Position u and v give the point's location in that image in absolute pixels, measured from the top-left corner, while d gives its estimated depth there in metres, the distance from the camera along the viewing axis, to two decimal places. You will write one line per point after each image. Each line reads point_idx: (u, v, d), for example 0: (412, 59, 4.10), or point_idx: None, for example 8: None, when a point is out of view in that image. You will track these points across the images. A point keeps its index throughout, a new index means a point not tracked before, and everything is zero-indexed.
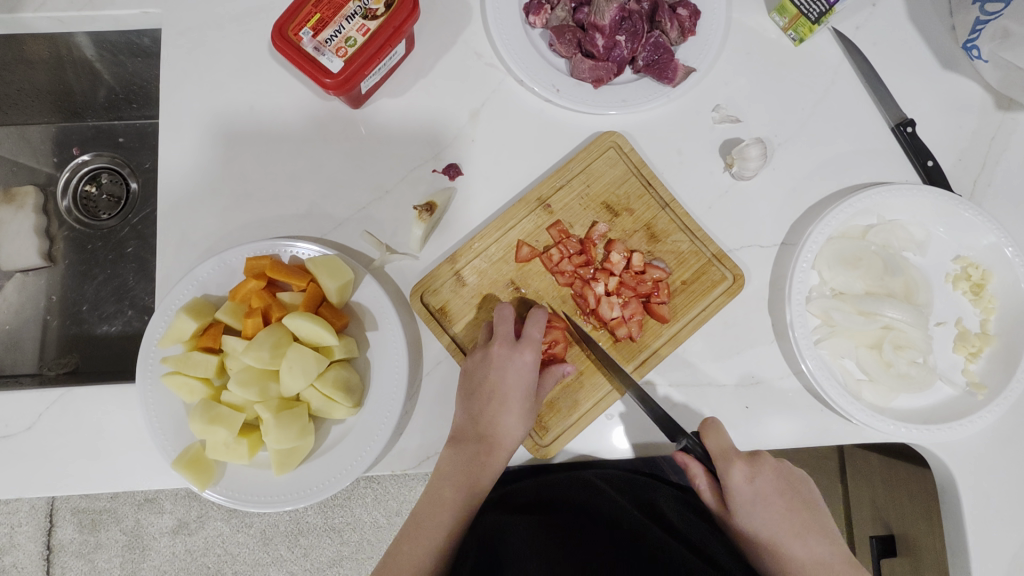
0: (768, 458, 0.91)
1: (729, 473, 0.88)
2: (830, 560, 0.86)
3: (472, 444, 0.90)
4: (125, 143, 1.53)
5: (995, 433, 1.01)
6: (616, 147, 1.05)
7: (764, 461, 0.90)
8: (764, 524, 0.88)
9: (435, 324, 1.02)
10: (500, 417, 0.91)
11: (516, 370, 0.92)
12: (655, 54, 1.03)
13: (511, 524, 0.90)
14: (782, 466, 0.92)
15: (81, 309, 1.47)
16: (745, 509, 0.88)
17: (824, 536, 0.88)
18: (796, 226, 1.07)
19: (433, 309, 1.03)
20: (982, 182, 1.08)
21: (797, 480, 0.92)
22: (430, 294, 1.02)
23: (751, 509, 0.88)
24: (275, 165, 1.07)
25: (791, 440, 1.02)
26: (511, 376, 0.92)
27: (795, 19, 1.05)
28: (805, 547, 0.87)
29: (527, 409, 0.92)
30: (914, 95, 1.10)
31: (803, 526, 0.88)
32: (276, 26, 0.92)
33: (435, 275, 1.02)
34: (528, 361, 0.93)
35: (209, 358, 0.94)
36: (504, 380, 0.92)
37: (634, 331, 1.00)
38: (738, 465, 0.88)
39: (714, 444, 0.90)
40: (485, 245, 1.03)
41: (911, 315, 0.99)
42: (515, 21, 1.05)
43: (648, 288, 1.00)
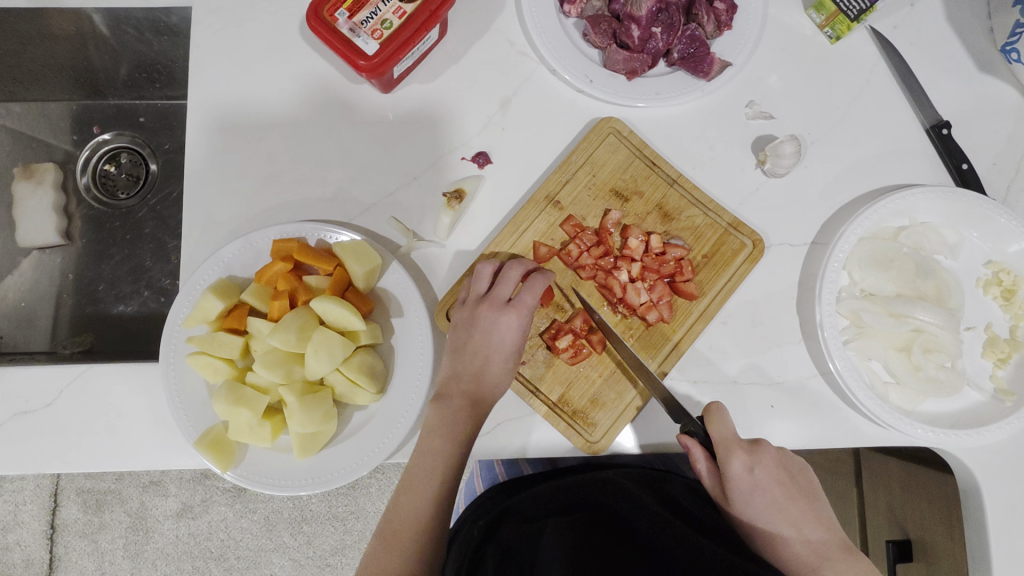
0: (769, 447, 0.85)
1: (727, 461, 0.82)
2: (826, 548, 0.83)
3: (455, 398, 0.90)
4: (146, 122, 1.53)
5: (1021, 441, 1.00)
6: (615, 132, 1.05)
7: (767, 451, 0.84)
8: (756, 513, 0.83)
9: None
10: (479, 373, 0.91)
11: (503, 331, 0.91)
12: (690, 47, 1.02)
13: (532, 528, 0.91)
14: (783, 457, 0.87)
15: (96, 288, 1.46)
16: (742, 498, 0.83)
17: (820, 524, 0.84)
18: (827, 225, 1.06)
19: None
20: (1015, 188, 1.07)
21: (796, 470, 0.88)
22: (455, 310, 1.01)
23: (749, 501, 0.82)
24: (303, 148, 1.06)
25: (812, 442, 1.02)
26: (497, 336, 0.92)
27: (833, 17, 1.04)
28: (799, 534, 0.83)
29: (505, 370, 0.92)
30: (949, 97, 1.08)
31: (799, 515, 0.84)
32: (311, 6, 0.91)
33: (457, 289, 1.01)
34: (516, 334, 0.92)
35: (233, 339, 0.93)
36: (494, 339, 0.91)
37: (665, 313, 0.99)
38: (740, 456, 0.82)
39: (717, 430, 0.85)
40: (500, 253, 1.02)
41: (942, 318, 0.97)
42: (550, 10, 1.04)
43: (671, 268, 1.00)
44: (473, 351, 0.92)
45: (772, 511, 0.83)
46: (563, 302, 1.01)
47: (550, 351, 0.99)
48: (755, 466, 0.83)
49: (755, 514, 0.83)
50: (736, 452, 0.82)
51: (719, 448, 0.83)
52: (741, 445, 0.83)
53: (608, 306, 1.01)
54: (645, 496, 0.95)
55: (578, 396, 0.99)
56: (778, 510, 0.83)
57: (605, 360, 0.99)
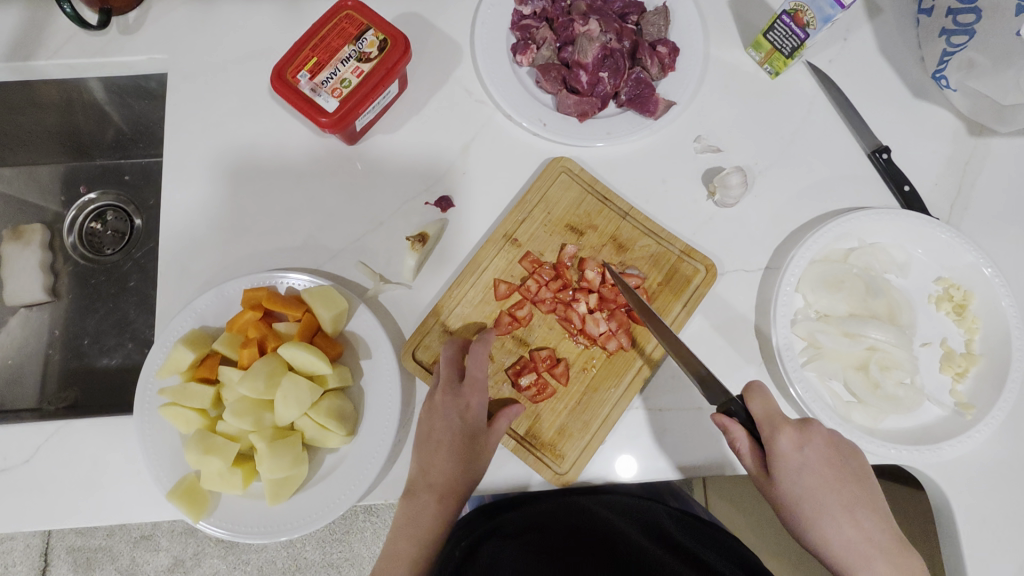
0: (820, 430, 0.88)
1: (776, 440, 0.85)
2: (875, 536, 0.84)
3: (422, 494, 0.91)
4: (130, 180, 1.59)
5: (986, 452, 1.02)
6: (567, 171, 1.09)
7: (815, 431, 0.88)
8: (804, 491, 0.85)
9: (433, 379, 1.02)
10: (445, 464, 0.92)
11: (463, 411, 0.94)
12: (636, 89, 1.08)
13: (506, 550, 0.92)
14: (835, 439, 0.89)
15: (82, 342, 1.49)
16: (786, 474, 0.85)
17: (871, 510, 0.86)
18: (779, 250, 1.10)
19: (426, 364, 1.03)
20: (959, 205, 1.11)
21: (848, 453, 0.89)
22: (421, 350, 1.03)
23: (795, 477, 0.85)
24: (273, 200, 1.11)
25: None
26: (452, 422, 0.93)
27: (770, 54, 1.10)
28: (850, 518, 0.85)
29: (472, 450, 0.92)
30: (888, 123, 1.14)
31: (846, 501, 0.86)
32: (274, 69, 0.97)
33: (423, 329, 1.04)
34: (475, 414, 0.94)
35: (205, 389, 0.95)
36: (458, 423, 0.93)
37: (624, 342, 1.02)
38: (786, 431, 0.85)
39: (759, 409, 0.88)
40: (463, 292, 1.05)
41: (893, 336, 1.01)
42: (503, 60, 1.11)
43: None
44: (436, 446, 0.92)
45: (813, 491, 0.85)
46: (526, 336, 1.04)
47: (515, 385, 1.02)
48: (803, 444, 0.86)
49: (802, 495, 0.85)
50: (784, 430, 0.85)
51: (764, 426, 0.87)
52: (789, 424, 0.87)
53: (569, 338, 1.03)
54: (634, 531, 0.97)
55: (545, 428, 1.00)
56: (828, 491, 0.85)
57: (570, 392, 1.01)
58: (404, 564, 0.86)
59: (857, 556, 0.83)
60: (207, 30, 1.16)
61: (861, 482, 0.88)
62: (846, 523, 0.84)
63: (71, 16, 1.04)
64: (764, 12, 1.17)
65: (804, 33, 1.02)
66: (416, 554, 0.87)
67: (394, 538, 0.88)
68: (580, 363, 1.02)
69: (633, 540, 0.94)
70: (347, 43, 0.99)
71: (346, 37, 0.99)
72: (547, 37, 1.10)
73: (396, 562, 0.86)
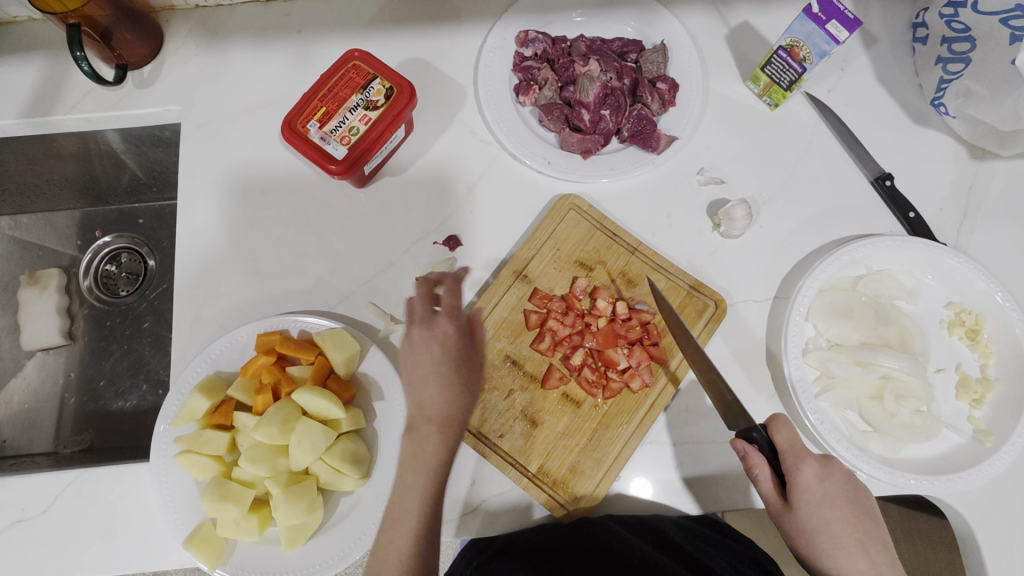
0: (837, 465, 0.89)
1: (798, 468, 0.85)
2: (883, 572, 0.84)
3: (423, 426, 0.86)
4: (144, 223, 1.63)
5: (1008, 480, 1.00)
6: (575, 208, 1.11)
7: (835, 467, 0.88)
8: (825, 525, 0.85)
9: None
10: (429, 391, 0.88)
11: (435, 342, 0.91)
12: (638, 125, 1.11)
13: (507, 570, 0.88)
14: (851, 478, 0.90)
15: (97, 385, 1.50)
16: (807, 507, 0.85)
17: (883, 549, 0.86)
18: (787, 279, 1.10)
19: None
20: (965, 230, 1.11)
21: (862, 491, 0.90)
22: None
23: (814, 506, 0.85)
24: (285, 243, 1.13)
25: None
26: (430, 351, 0.91)
27: (769, 87, 1.12)
28: (866, 556, 0.85)
29: (458, 377, 0.90)
30: (889, 150, 1.15)
31: (860, 539, 0.86)
32: (285, 120, 1.00)
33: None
34: (434, 353, 0.90)
35: (220, 435, 0.96)
36: (459, 354, 0.92)
37: (646, 379, 1.02)
38: (809, 463, 0.86)
39: (782, 439, 0.87)
40: None
41: (907, 364, 1.00)
42: (507, 101, 1.13)
43: (638, 333, 1.05)
44: (424, 376, 0.88)
45: (831, 525, 0.85)
46: (537, 372, 1.04)
47: (528, 423, 1.01)
48: (824, 476, 0.86)
49: (819, 526, 0.85)
50: (807, 460, 0.86)
51: (787, 454, 0.87)
52: (811, 455, 0.87)
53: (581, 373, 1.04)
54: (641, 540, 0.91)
55: (558, 465, 1.00)
56: (844, 525, 0.85)
57: (581, 429, 1.01)
58: (415, 510, 0.81)
59: None
60: (219, 81, 1.20)
61: (874, 522, 0.88)
62: (861, 561, 0.85)
63: (89, 72, 1.07)
64: (762, 45, 1.19)
65: (800, 66, 1.04)
66: (423, 501, 0.82)
67: (403, 474, 0.84)
68: (591, 401, 1.02)
69: (640, 551, 0.88)
70: (355, 92, 1.02)
71: (353, 86, 1.03)
72: (549, 77, 1.13)
73: (406, 508, 0.82)
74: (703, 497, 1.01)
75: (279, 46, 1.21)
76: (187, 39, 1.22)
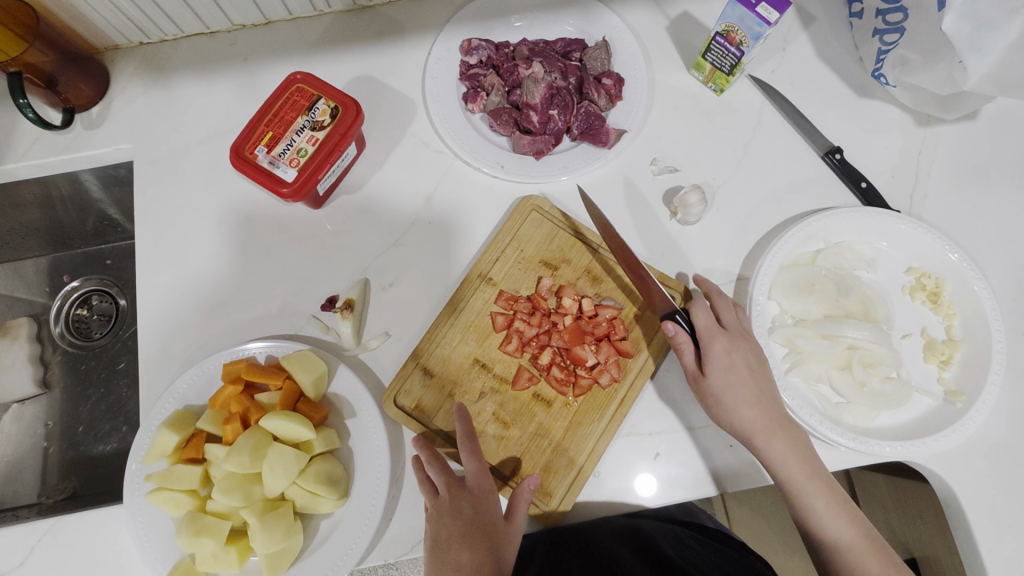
0: (749, 342, 0.98)
1: (710, 343, 0.95)
2: (774, 429, 0.93)
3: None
4: (113, 264, 1.62)
5: (982, 438, 1.01)
6: (537, 208, 1.11)
7: (742, 342, 0.97)
8: (732, 391, 0.94)
9: (412, 423, 1.02)
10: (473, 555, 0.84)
11: (483, 506, 0.89)
12: (587, 121, 1.12)
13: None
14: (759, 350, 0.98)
15: (77, 431, 1.47)
16: (717, 372, 0.94)
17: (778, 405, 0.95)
18: (748, 260, 1.11)
19: (408, 410, 1.03)
20: (918, 195, 1.12)
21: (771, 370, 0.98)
22: (402, 397, 1.03)
23: (723, 373, 0.94)
24: (247, 271, 1.13)
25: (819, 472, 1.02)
26: (495, 501, 0.91)
27: (712, 73, 1.14)
28: (764, 415, 0.94)
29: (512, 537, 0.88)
30: (836, 124, 1.17)
31: (761, 402, 0.94)
32: (232, 148, 1.00)
33: (403, 375, 1.04)
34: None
35: (192, 469, 0.96)
36: (469, 513, 0.88)
37: (615, 373, 1.03)
38: (720, 340, 0.95)
39: (701, 321, 0.97)
40: (440, 334, 1.06)
41: (871, 332, 1.01)
42: (455, 109, 1.14)
43: (605, 328, 1.05)
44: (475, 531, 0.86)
45: (737, 388, 0.94)
46: (507, 374, 1.04)
47: (501, 425, 1.01)
48: (732, 350, 0.96)
49: (726, 389, 0.94)
50: (718, 335, 0.96)
51: (704, 334, 0.96)
52: (722, 331, 0.97)
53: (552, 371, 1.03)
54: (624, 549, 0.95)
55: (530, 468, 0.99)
56: (749, 390, 0.94)
57: (553, 429, 1.01)
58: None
59: (763, 440, 0.93)
60: (168, 115, 1.20)
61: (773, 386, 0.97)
62: (760, 416, 0.93)
63: (33, 118, 1.06)
64: (703, 33, 1.21)
65: (738, 50, 1.05)
66: None
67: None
68: (560, 400, 1.02)
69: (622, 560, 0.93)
70: (301, 114, 1.03)
71: (298, 109, 1.03)
72: (495, 83, 1.13)
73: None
74: (689, 485, 1.01)
75: (226, 75, 1.21)
76: (133, 77, 1.22)
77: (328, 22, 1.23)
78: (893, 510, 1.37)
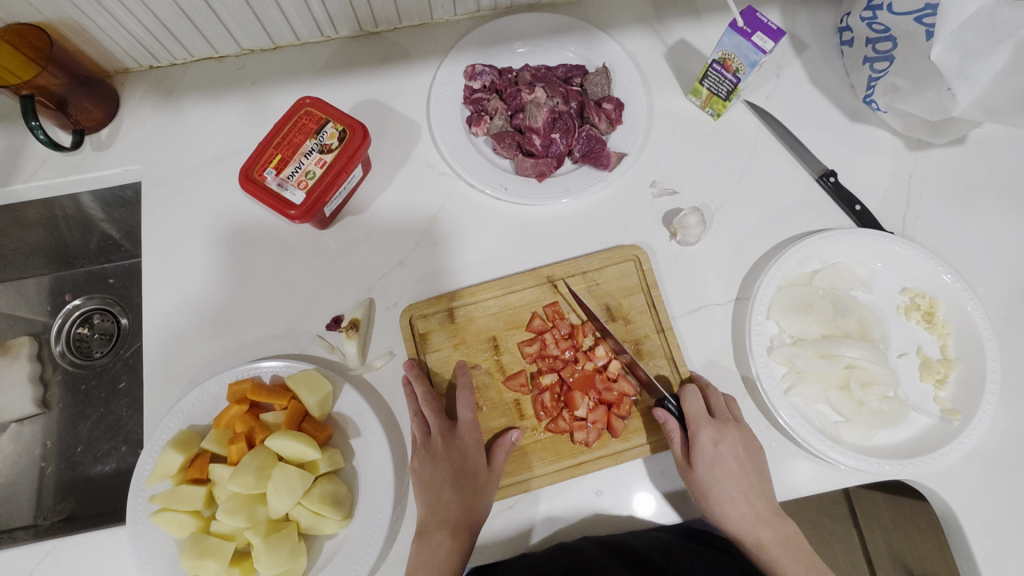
0: (738, 432, 1.00)
1: (697, 435, 0.97)
2: (756, 520, 0.97)
3: (434, 532, 0.92)
4: (115, 283, 1.63)
5: (980, 457, 1.02)
6: (636, 260, 1.12)
7: (731, 431, 0.99)
8: (718, 488, 0.96)
9: (414, 347, 1.08)
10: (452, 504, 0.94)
11: (465, 465, 0.97)
12: (588, 145, 1.14)
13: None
14: (750, 443, 1.00)
15: (75, 451, 1.46)
16: (704, 466, 0.96)
17: (764, 498, 0.98)
18: (747, 280, 1.13)
19: (415, 332, 1.09)
20: (911, 217, 1.15)
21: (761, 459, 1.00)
22: (419, 319, 1.09)
23: (710, 469, 0.96)
24: (252, 290, 1.14)
25: (824, 486, 1.03)
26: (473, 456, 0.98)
27: (709, 99, 1.17)
28: (747, 505, 0.97)
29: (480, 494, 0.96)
30: (830, 148, 1.20)
31: (744, 494, 0.97)
32: (242, 171, 1.02)
33: (432, 304, 1.09)
34: (422, 521, 0.94)
35: (197, 490, 0.96)
36: (458, 458, 0.97)
37: (591, 437, 1.02)
38: (708, 430, 0.97)
39: (692, 407, 1.00)
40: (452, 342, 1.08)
41: (869, 352, 1.02)
42: (459, 133, 1.17)
43: (612, 397, 1.04)
44: (445, 488, 0.95)
45: (724, 482, 0.96)
46: (511, 392, 1.06)
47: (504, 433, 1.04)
48: (719, 441, 0.97)
49: (712, 481, 0.96)
50: (705, 427, 0.97)
51: (692, 423, 0.98)
52: (710, 422, 0.98)
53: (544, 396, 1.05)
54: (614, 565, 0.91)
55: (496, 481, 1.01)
56: (733, 483, 0.96)
57: (532, 444, 1.03)
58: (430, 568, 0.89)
59: (748, 533, 0.96)
60: (176, 137, 1.22)
61: (761, 478, 0.99)
62: (743, 509, 0.96)
63: (44, 140, 1.08)
64: (699, 60, 1.25)
65: (735, 77, 1.08)
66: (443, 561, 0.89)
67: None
68: (533, 423, 1.04)
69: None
70: (309, 137, 1.05)
71: (307, 132, 1.05)
72: (498, 107, 1.16)
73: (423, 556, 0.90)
74: (691, 502, 1.03)
75: (234, 98, 1.24)
76: (142, 100, 1.24)
77: (335, 48, 1.26)
78: (892, 531, 1.46)
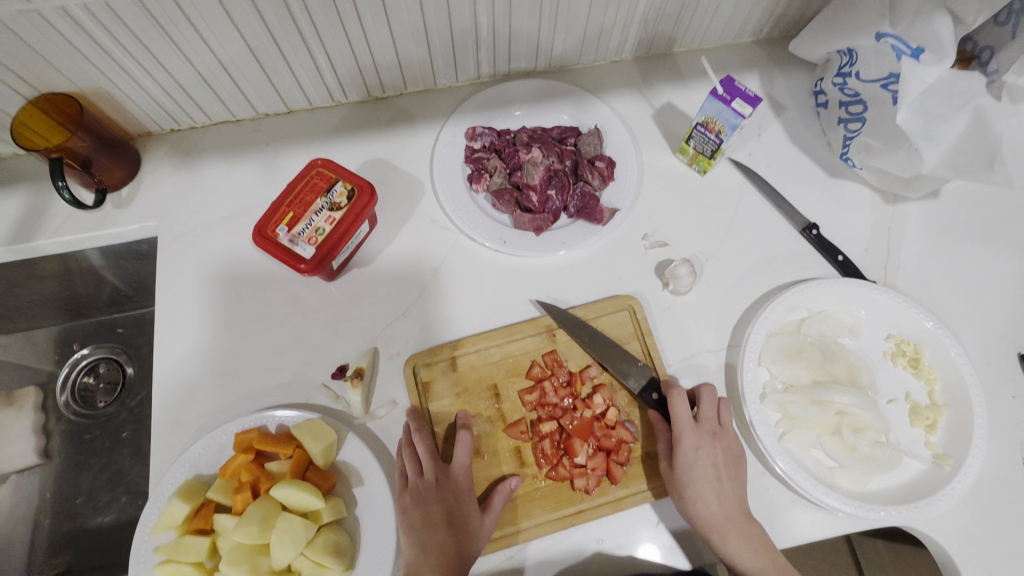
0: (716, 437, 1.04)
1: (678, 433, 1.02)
2: (728, 523, 0.98)
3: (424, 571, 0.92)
4: (123, 332, 1.66)
5: (975, 503, 1.03)
6: (632, 309, 1.16)
7: (711, 437, 1.04)
8: (694, 486, 0.99)
9: (417, 396, 1.10)
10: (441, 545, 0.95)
11: (456, 502, 0.99)
12: (583, 201, 1.21)
13: None
14: (732, 451, 1.04)
15: (74, 502, 1.46)
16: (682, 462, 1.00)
17: (738, 503, 1.00)
18: (738, 328, 1.17)
19: (419, 381, 1.12)
20: (892, 267, 1.21)
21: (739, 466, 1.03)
22: (423, 367, 1.12)
23: (688, 466, 1.00)
24: (260, 340, 1.18)
25: (831, 532, 1.04)
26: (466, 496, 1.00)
27: (695, 157, 1.25)
28: (719, 504, 0.99)
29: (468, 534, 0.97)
30: (811, 202, 1.27)
31: (719, 497, 0.99)
32: (255, 227, 1.08)
33: (434, 351, 1.13)
34: (411, 564, 0.94)
35: (201, 540, 0.97)
36: (451, 499, 0.99)
37: (591, 484, 1.04)
38: (688, 431, 1.02)
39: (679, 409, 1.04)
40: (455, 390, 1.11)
41: (858, 399, 1.05)
42: (461, 190, 1.24)
43: (611, 444, 1.07)
44: (439, 527, 0.96)
45: (700, 481, 0.99)
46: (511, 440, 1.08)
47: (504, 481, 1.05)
48: (700, 444, 1.02)
49: (690, 477, 0.99)
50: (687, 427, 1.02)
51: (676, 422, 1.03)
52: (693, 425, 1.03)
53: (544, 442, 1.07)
54: None
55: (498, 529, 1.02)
56: (709, 483, 1.00)
57: (534, 493, 1.04)
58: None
59: (716, 531, 0.98)
60: (193, 195, 1.29)
61: (737, 485, 1.02)
62: (714, 507, 0.98)
63: (69, 199, 1.14)
64: (685, 121, 1.34)
65: (717, 138, 1.16)
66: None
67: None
68: (533, 470, 1.06)
69: None
70: (319, 196, 1.11)
71: (317, 191, 1.12)
72: (497, 166, 1.24)
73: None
74: (690, 551, 1.04)
75: (249, 159, 1.32)
76: (163, 160, 1.32)
77: (345, 112, 1.35)
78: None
